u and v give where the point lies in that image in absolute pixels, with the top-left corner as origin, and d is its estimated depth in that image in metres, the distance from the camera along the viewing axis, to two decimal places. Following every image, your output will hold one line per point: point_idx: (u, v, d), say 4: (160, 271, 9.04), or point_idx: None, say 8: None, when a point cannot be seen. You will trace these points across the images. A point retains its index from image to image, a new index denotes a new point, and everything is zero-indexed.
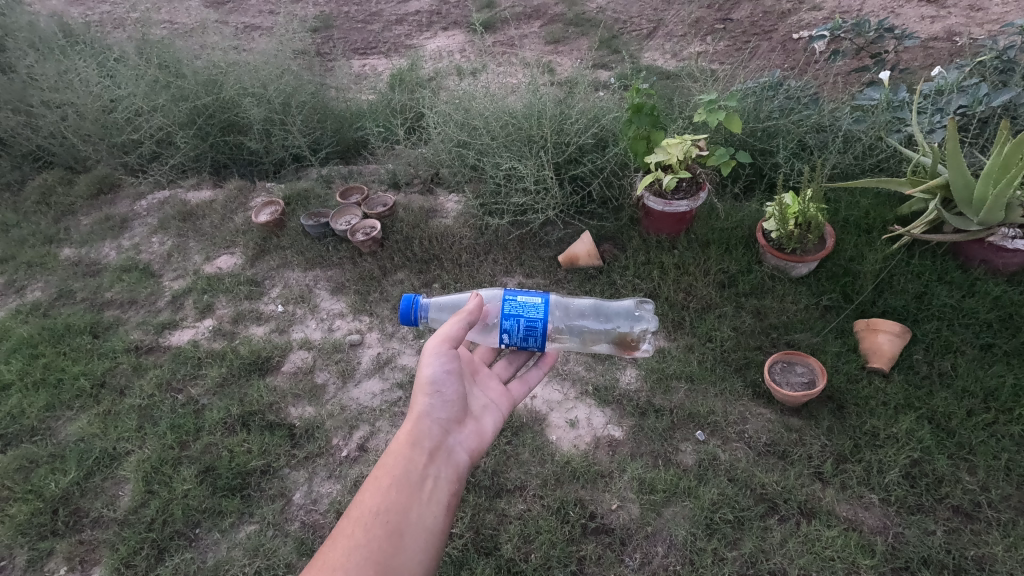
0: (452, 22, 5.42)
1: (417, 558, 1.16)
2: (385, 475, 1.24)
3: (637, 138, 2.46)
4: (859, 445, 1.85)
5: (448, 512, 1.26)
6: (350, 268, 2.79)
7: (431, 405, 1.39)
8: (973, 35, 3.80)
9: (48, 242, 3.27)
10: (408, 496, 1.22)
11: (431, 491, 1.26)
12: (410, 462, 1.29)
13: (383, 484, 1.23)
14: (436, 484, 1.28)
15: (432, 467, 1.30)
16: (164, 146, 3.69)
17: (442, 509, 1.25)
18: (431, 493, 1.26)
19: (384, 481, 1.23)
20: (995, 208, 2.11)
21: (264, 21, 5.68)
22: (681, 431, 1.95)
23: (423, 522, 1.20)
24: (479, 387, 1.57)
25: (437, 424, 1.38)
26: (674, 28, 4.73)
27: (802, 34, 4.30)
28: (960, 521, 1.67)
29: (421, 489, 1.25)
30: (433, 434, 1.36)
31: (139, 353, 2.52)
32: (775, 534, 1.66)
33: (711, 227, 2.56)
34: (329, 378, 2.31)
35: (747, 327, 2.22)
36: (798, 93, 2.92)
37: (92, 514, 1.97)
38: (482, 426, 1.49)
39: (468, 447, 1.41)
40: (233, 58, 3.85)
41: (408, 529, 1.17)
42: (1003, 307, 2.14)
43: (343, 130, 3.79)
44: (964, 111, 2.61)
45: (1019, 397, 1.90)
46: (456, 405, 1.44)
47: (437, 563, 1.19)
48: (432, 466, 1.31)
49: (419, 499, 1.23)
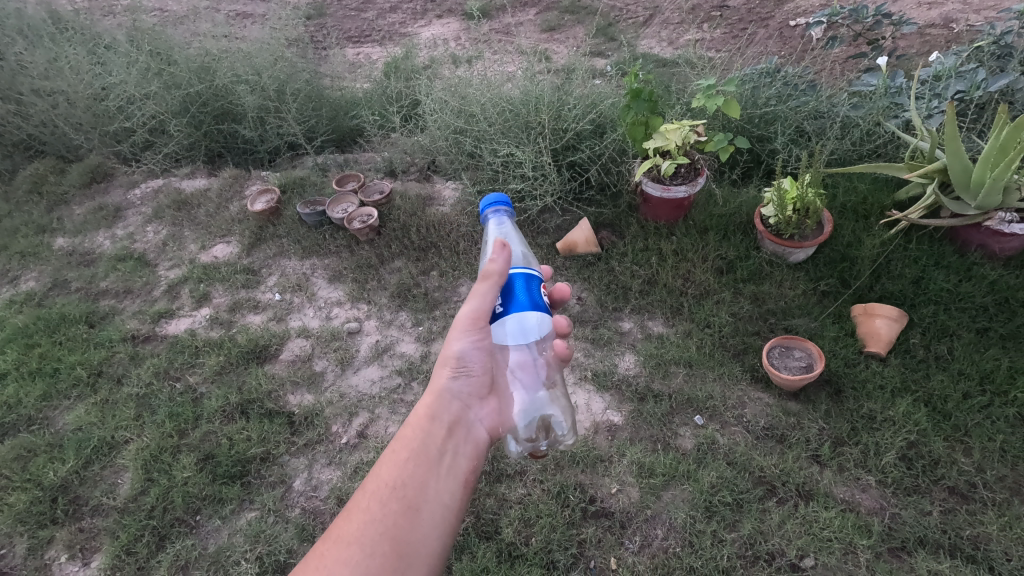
0: (446, 9, 5.36)
1: (433, 533, 1.15)
2: (402, 448, 1.24)
3: (636, 123, 2.44)
4: (856, 428, 1.86)
5: (465, 489, 1.24)
6: (347, 257, 2.78)
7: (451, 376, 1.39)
8: (969, 22, 3.79)
9: (41, 232, 3.24)
10: (426, 470, 1.21)
11: (449, 467, 1.25)
12: (429, 436, 1.29)
13: (404, 456, 1.23)
14: (454, 461, 1.27)
15: (451, 443, 1.30)
16: (157, 134, 3.65)
17: (461, 484, 1.24)
18: (450, 468, 1.25)
19: (402, 454, 1.23)
20: (992, 192, 2.12)
21: (256, 8, 5.61)
22: (680, 415, 1.96)
23: (441, 497, 1.19)
24: None
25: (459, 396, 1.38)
26: (670, 15, 4.70)
27: (798, 21, 4.28)
28: (956, 502, 1.69)
29: (439, 464, 1.24)
30: (453, 407, 1.35)
31: (135, 342, 2.51)
32: (773, 516, 1.68)
33: (709, 213, 2.56)
34: (328, 365, 2.31)
35: (745, 312, 2.23)
36: (796, 79, 2.92)
37: (92, 502, 1.97)
38: (502, 407, 1.43)
39: (492, 418, 1.41)
40: (226, 46, 3.82)
41: (425, 505, 1.16)
42: (1000, 291, 2.15)
43: (338, 118, 3.76)
44: (961, 97, 2.61)
45: (1014, 380, 1.92)
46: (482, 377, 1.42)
47: (454, 538, 1.18)
48: (451, 442, 1.30)
49: (438, 473, 1.23)
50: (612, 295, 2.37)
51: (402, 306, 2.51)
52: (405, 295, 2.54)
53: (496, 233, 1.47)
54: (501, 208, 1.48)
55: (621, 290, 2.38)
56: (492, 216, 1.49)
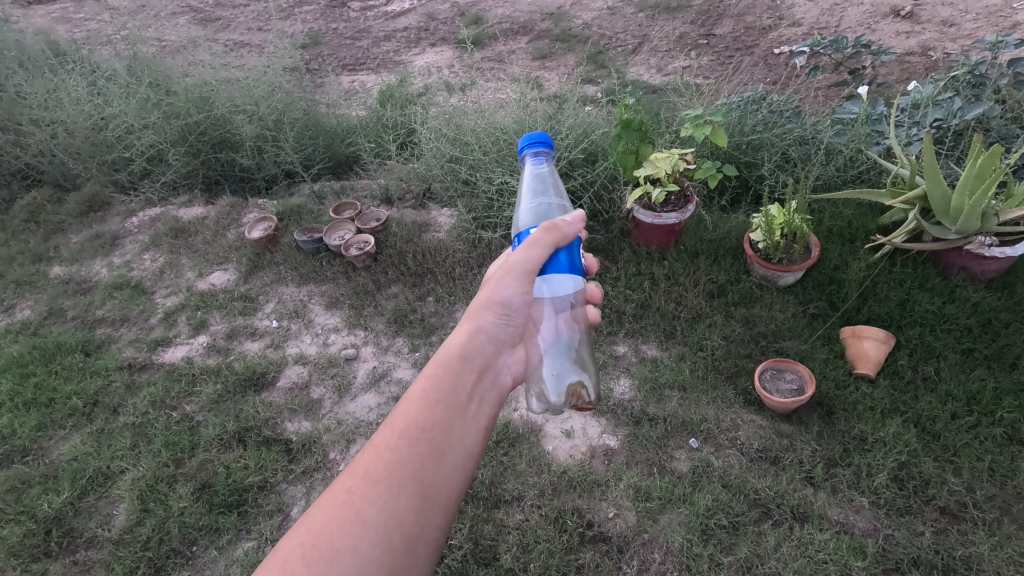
0: (440, 38, 5.49)
1: (456, 479, 1.10)
2: (434, 388, 1.18)
3: (626, 152, 2.51)
4: (848, 450, 1.89)
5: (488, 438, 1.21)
6: (344, 283, 2.81)
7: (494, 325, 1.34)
8: (946, 51, 3.94)
9: (38, 261, 3.25)
10: (452, 413, 1.16)
11: (476, 412, 1.21)
12: (462, 379, 1.24)
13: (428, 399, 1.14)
14: (481, 408, 1.22)
15: (478, 388, 1.25)
16: (155, 162, 3.70)
17: (484, 433, 1.20)
18: (477, 413, 1.20)
19: (434, 396, 1.17)
20: (971, 218, 2.18)
21: (253, 38, 5.73)
22: (675, 438, 1.98)
23: (468, 447, 1.15)
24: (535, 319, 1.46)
25: (492, 343, 1.33)
26: (658, 43, 4.84)
27: (782, 49, 4.43)
28: (948, 522, 1.71)
29: (467, 409, 1.19)
30: (485, 352, 1.32)
31: (132, 370, 2.51)
32: (769, 539, 1.69)
33: (700, 239, 2.62)
34: (325, 392, 2.32)
35: (736, 336, 2.27)
36: (781, 107, 3.01)
37: (87, 533, 1.95)
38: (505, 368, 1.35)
39: (515, 372, 1.36)
40: (225, 77, 3.90)
41: (451, 449, 1.12)
42: (983, 313, 2.21)
43: (335, 145, 3.83)
44: (939, 124, 2.70)
45: (999, 400, 1.96)
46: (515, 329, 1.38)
47: (473, 484, 1.14)
48: (479, 386, 1.26)
49: (465, 417, 1.18)
50: (606, 320, 2.40)
51: (399, 331, 2.53)
52: (402, 321, 2.57)
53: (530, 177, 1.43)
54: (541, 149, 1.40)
55: (615, 314, 2.42)
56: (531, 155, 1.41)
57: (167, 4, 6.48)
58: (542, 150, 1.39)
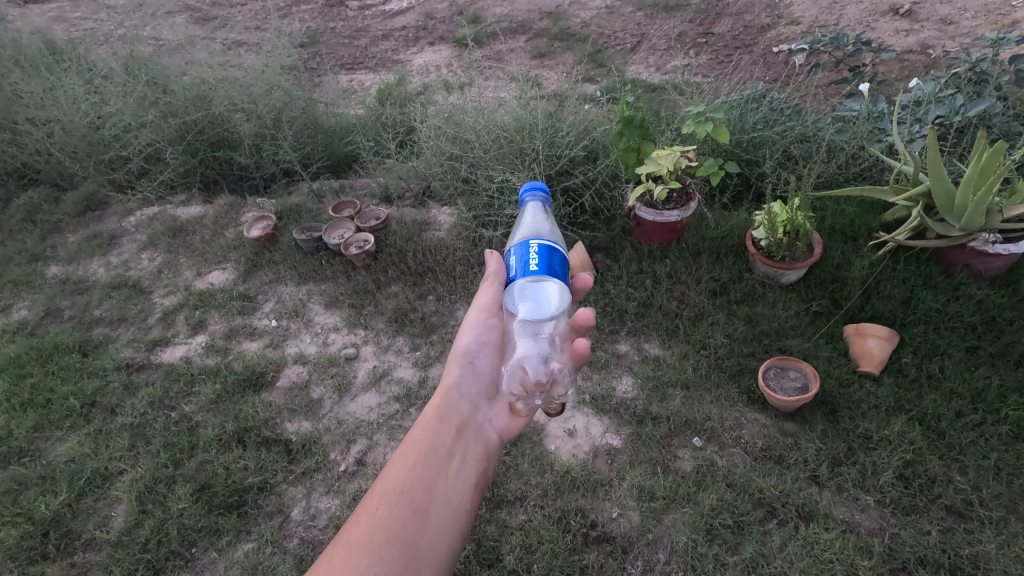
0: (438, 37, 5.47)
1: (441, 539, 1.15)
2: (412, 451, 1.28)
3: (627, 150, 2.50)
4: (853, 448, 1.88)
5: (475, 490, 1.26)
6: (344, 282, 2.79)
7: (462, 379, 1.44)
8: (945, 48, 3.94)
9: (34, 261, 3.23)
10: (432, 473, 1.24)
11: (458, 467, 1.28)
12: (438, 436, 1.32)
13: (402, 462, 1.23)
14: (463, 462, 1.29)
15: (459, 443, 1.32)
16: (153, 161, 3.67)
17: (469, 486, 1.26)
18: (458, 470, 1.27)
19: (410, 457, 1.26)
20: (975, 215, 2.17)
21: (251, 37, 5.71)
22: (679, 437, 1.97)
23: (451, 501, 1.21)
24: None
25: (467, 398, 1.42)
26: (657, 42, 4.83)
27: (781, 47, 4.42)
28: (954, 521, 1.70)
29: (448, 466, 1.27)
30: (462, 408, 1.40)
31: (130, 371, 2.49)
32: (774, 539, 1.68)
33: (702, 237, 2.60)
34: (325, 392, 2.30)
35: (739, 333, 2.26)
36: (782, 105, 3.00)
37: (85, 535, 1.93)
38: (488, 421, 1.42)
39: (500, 424, 1.43)
40: (222, 75, 3.88)
41: (433, 508, 1.18)
42: (987, 310, 2.20)
43: (333, 144, 3.82)
44: (941, 121, 2.69)
45: (1005, 398, 1.95)
46: (489, 379, 1.47)
47: (463, 539, 1.19)
48: (460, 442, 1.33)
49: (446, 475, 1.25)
50: (608, 319, 2.39)
51: (399, 331, 2.52)
52: (402, 320, 2.55)
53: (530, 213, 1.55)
54: (539, 195, 1.60)
55: (617, 312, 2.40)
56: (530, 200, 1.59)
57: (164, 1, 6.44)
58: (540, 196, 1.59)
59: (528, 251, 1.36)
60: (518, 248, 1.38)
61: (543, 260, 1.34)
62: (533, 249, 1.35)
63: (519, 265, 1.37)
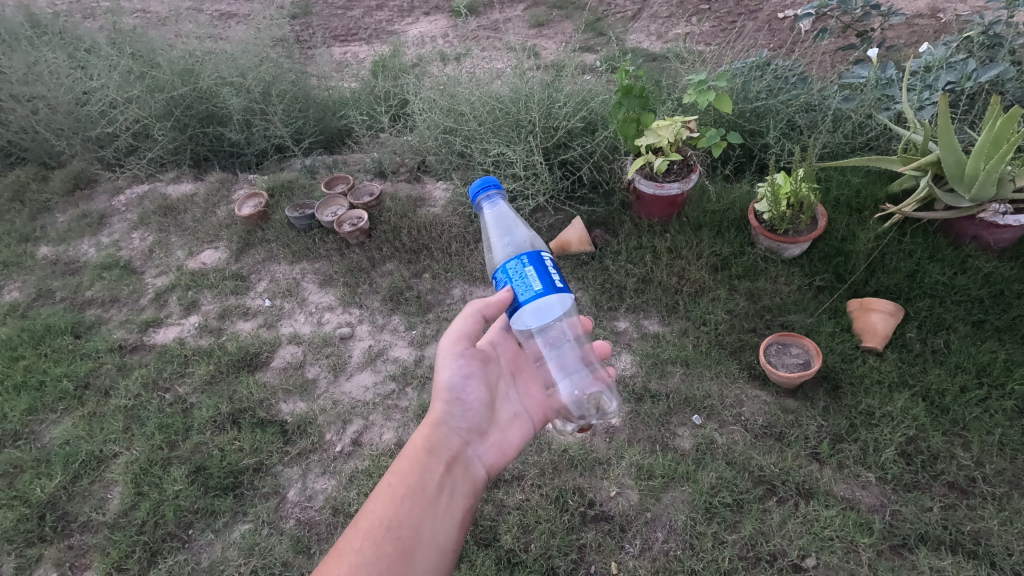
0: (433, 6, 5.30)
1: None
2: (403, 481, 1.24)
3: (626, 120, 2.41)
4: (855, 425, 1.85)
5: (460, 529, 1.24)
6: (338, 260, 2.74)
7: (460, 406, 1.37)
8: (957, 12, 3.80)
9: (24, 241, 3.17)
10: (421, 511, 1.20)
11: (446, 505, 1.24)
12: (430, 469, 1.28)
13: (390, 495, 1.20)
14: (452, 500, 1.26)
15: (450, 478, 1.28)
16: (141, 138, 3.58)
17: (455, 525, 1.23)
18: (446, 507, 1.24)
19: (400, 489, 1.22)
20: (986, 185, 2.11)
21: (240, 8, 5.52)
22: (678, 415, 1.94)
23: (437, 542, 1.19)
24: (518, 391, 1.48)
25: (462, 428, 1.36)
26: (659, 9, 4.66)
27: (787, 13, 4.27)
28: (956, 497, 1.68)
29: (436, 504, 1.23)
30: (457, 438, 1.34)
31: (123, 352, 2.46)
32: (774, 516, 1.66)
33: (703, 210, 2.54)
34: (321, 372, 2.28)
35: (740, 309, 2.22)
36: (786, 72, 2.90)
37: (81, 518, 1.91)
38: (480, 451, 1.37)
39: (491, 456, 1.38)
40: (210, 47, 3.76)
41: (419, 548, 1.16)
42: (994, 283, 2.15)
43: (326, 119, 3.72)
44: (952, 87, 2.59)
45: (1011, 372, 1.91)
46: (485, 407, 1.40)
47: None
48: (451, 477, 1.28)
49: (434, 513, 1.21)
50: (607, 295, 2.35)
51: (394, 310, 2.47)
52: (397, 298, 2.51)
53: (495, 222, 1.41)
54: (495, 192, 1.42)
55: (615, 289, 2.36)
56: (485, 200, 1.41)
57: None
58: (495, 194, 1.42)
59: (547, 264, 1.27)
60: (534, 260, 1.26)
61: (561, 275, 1.28)
62: (547, 262, 1.27)
63: (539, 275, 1.25)
